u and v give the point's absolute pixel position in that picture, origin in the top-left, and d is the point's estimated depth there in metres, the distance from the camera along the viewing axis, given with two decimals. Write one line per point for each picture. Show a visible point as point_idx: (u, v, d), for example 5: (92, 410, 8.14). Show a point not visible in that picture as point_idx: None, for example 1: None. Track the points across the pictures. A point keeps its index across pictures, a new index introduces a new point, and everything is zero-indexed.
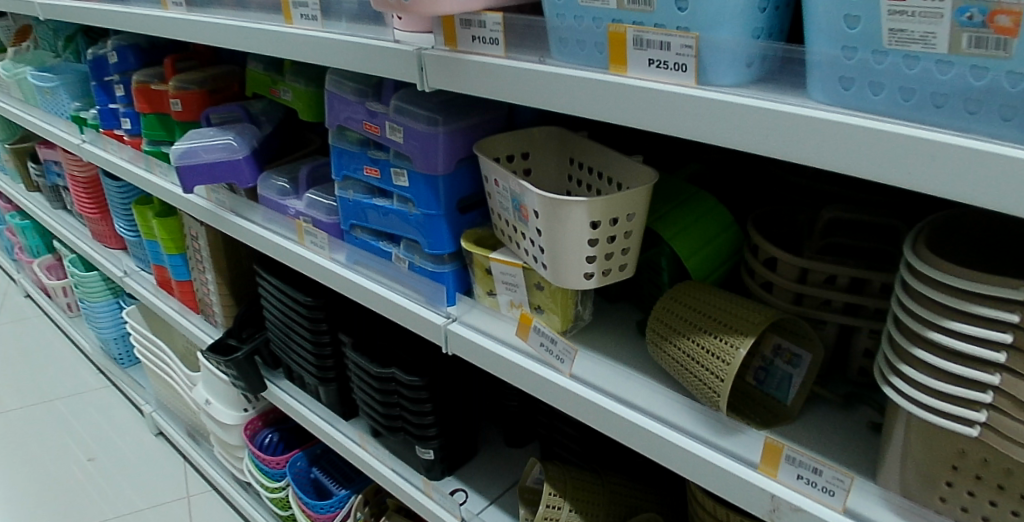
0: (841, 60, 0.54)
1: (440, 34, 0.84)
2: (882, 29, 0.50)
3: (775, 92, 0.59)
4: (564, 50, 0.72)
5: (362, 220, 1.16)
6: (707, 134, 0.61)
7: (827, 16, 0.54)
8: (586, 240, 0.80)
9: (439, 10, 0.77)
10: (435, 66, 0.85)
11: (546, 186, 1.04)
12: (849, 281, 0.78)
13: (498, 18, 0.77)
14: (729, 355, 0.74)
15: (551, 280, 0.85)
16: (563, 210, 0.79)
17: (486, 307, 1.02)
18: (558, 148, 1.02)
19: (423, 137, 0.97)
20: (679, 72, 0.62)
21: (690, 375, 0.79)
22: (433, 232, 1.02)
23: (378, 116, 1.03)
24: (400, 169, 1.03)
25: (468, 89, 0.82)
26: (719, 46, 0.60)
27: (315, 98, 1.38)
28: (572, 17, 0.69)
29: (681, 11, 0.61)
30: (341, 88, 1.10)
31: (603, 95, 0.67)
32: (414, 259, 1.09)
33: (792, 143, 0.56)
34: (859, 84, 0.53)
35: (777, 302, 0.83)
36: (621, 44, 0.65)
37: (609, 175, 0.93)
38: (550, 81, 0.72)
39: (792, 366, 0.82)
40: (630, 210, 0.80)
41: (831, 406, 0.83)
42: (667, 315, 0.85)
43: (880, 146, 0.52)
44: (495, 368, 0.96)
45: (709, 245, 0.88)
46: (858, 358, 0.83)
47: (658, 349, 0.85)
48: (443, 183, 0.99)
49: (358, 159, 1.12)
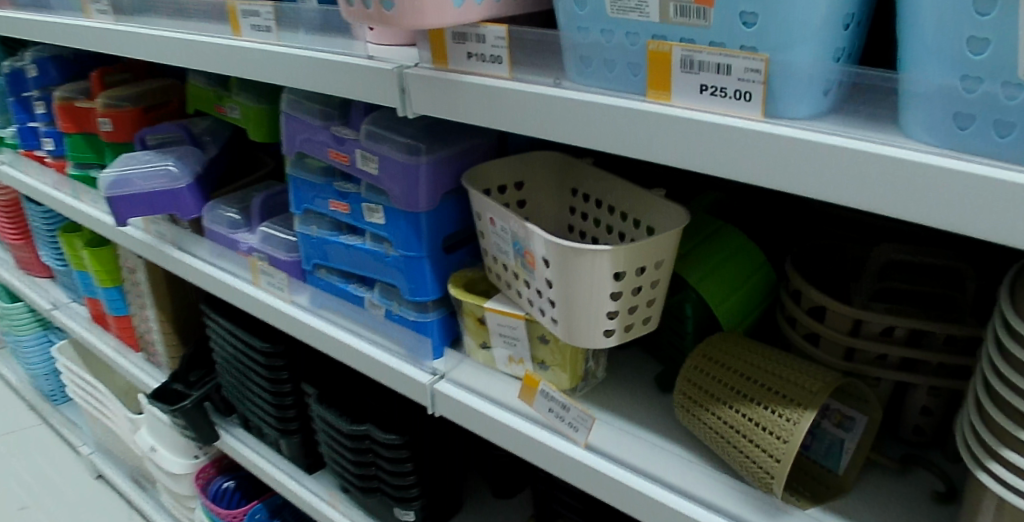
0: (957, 91, 0.43)
1: (426, 50, 0.71)
2: (1017, 56, 0.39)
3: (863, 128, 0.48)
4: (586, 71, 0.60)
5: (327, 259, 1.02)
6: (781, 178, 0.50)
7: (941, 36, 0.43)
8: (607, 293, 0.68)
9: (428, 24, 0.62)
10: (420, 88, 0.71)
11: (542, 219, 0.92)
12: (908, 333, 0.66)
13: (501, 31, 0.64)
14: (787, 432, 0.63)
15: (564, 340, 0.73)
16: (582, 260, 0.66)
17: (479, 363, 0.89)
18: (557, 177, 0.90)
19: (403, 168, 0.83)
20: (742, 101, 0.51)
21: (736, 453, 0.67)
22: (416, 277, 0.89)
23: (346, 143, 0.89)
24: (374, 204, 0.90)
25: (462, 118, 0.69)
26: (793, 70, 0.49)
27: (268, 116, 1.22)
28: (599, 31, 0.57)
29: (747, 27, 0.49)
30: (300, 109, 0.95)
31: (641, 128, 0.56)
32: (392, 306, 0.95)
33: (901, 192, 0.45)
34: (981, 122, 0.43)
35: (825, 357, 0.71)
36: (665, 65, 0.54)
37: (624, 209, 0.81)
38: (570, 109, 0.60)
39: (844, 429, 0.71)
40: (657, 258, 0.69)
41: (886, 473, 0.70)
42: (699, 378, 0.73)
43: (1021, 205, 0.41)
44: (494, 433, 0.83)
45: (742, 288, 0.77)
46: (915, 416, 0.70)
47: (691, 417, 0.73)
48: (427, 221, 0.86)
49: (322, 191, 0.98)
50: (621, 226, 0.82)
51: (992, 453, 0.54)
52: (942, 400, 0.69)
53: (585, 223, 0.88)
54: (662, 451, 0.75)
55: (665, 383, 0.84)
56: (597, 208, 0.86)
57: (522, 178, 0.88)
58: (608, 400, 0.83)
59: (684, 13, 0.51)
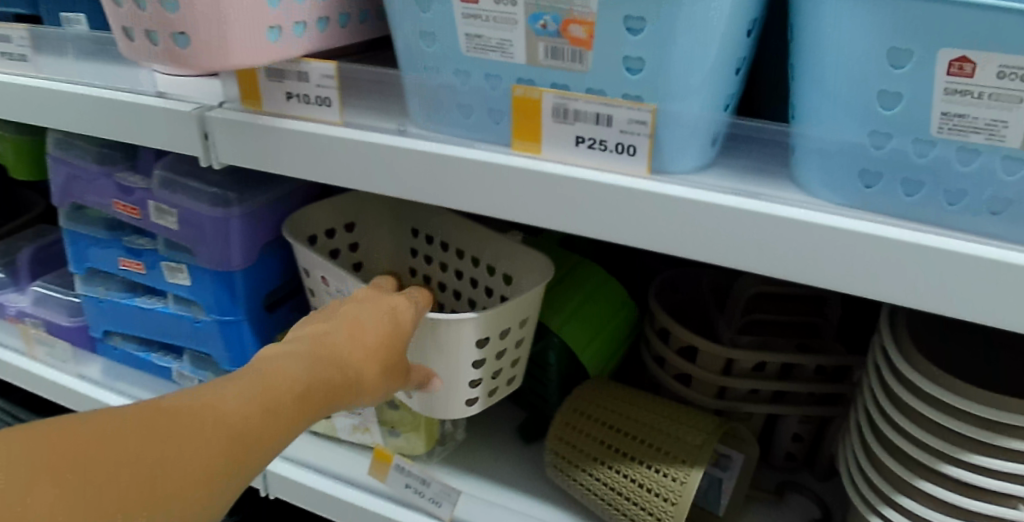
0: (862, 148, 0.40)
1: (234, 88, 0.59)
2: (931, 113, 0.37)
3: (756, 183, 0.45)
4: (436, 116, 0.52)
5: (121, 325, 0.85)
6: (671, 241, 0.45)
7: (844, 88, 0.40)
8: (469, 362, 0.60)
9: (234, 65, 0.50)
10: (228, 133, 0.58)
11: (377, 263, 0.82)
12: (780, 367, 0.65)
13: (329, 69, 0.53)
14: (675, 493, 0.60)
15: (422, 414, 0.64)
16: (442, 329, 0.58)
17: (321, 435, 0.79)
18: (391, 217, 0.81)
19: (209, 222, 0.70)
20: (626, 155, 0.45)
21: (620, 514, 0.64)
22: (235, 345, 0.76)
23: (135, 193, 0.74)
24: (176, 263, 0.75)
25: (284, 170, 0.57)
26: (679, 122, 0.44)
27: (28, 151, 1.01)
28: (451, 72, 0.49)
29: (631, 74, 0.43)
30: (71, 150, 0.78)
31: (509, 185, 0.48)
32: (207, 377, 0.82)
33: (800, 255, 0.41)
34: (888, 180, 0.40)
35: (699, 398, 0.67)
36: (533, 114, 0.47)
37: (474, 253, 0.74)
38: (421, 160, 0.51)
39: (720, 468, 0.67)
40: (523, 317, 0.62)
41: (763, 505, 0.69)
42: (570, 434, 0.68)
43: (929, 270, 0.39)
44: (347, 516, 0.73)
45: (608, 327, 0.71)
46: (786, 443, 0.70)
47: (565, 477, 0.68)
48: (243, 280, 0.73)
49: (108, 248, 0.81)
50: (473, 271, 0.75)
51: (885, 497, 0.53)
52: (812, 425, 0.69)
53: (428, 268, 0.80)
54: (538, 515, 0.69)
55: (529, 433, 0.78)
56: (440, 250, 0.78)
57: (352, 220, 0.78)
58: (471, 461, 0.76)
59: (557, 55, 0.44)
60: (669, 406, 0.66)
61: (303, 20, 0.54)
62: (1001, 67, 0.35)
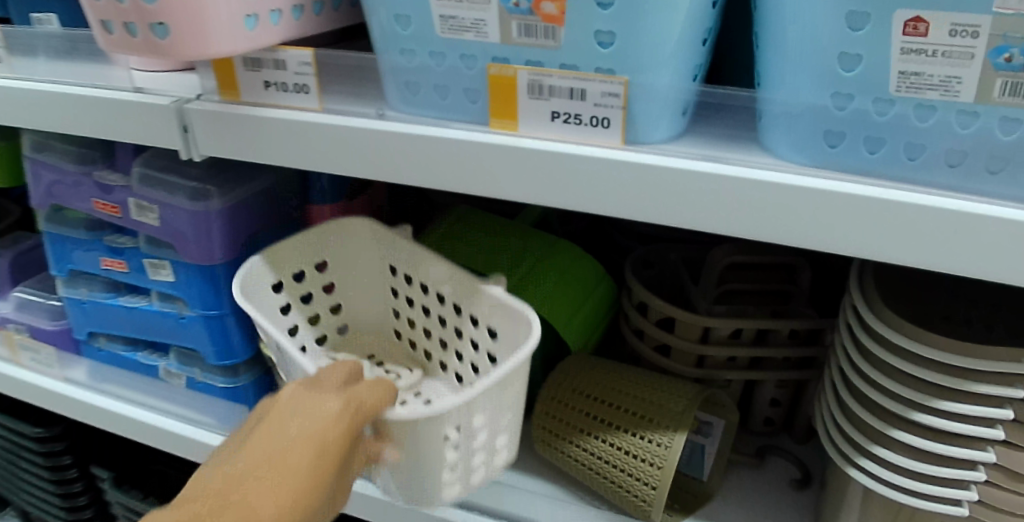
0: (827, 110, 0.42)
1: (212, 80, 0.59)
2: (890, 72, 0.39)
3: (725, 149, 0.47)
4: (413, 98, 0.53)
5: (105, 326, 0.85)
6: (649, 210, 0.47)
7: (805, 52, 0.41)
8: (443, 453, 0.52)
9: (214, 53, 0.51)
10: (208, 125, 0.59)
11: (360, 306, 0.75)
12: (755, 333, 0.67)
13: (306, 56, 0.54)
14: (661, 458, 0.62)
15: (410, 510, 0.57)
16: (408, 424, 0.50)
17: None
18: (374, 252, 0.72)
19: (190, 216, 0.70)
20: (600, 128, 0.47)
21: (608, 483, 0.65)
22: (222, 339, 0.77)
23: (116, 191, 0.74)
24: (159, 260, 0.75)
25: (266, 158, 0.58)
26: (650, 93, 0.46)
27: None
28: (427, 54, 0.50)
29: (601, 48, 0.45)
30: (47, 151, 0.78)
31: (489, 162, 0.50)
32: (194, 373, 0.82)
33: (770, 215, 0.44)
34: (851, 140, 0.42)
35: (679, 367, 0.70)
36: (509, 92, 0.48)
37: (457, 300, 0.65)
38: (401, 142, 0.52)
39: (702, 435, 0.70)
40: (501, 398, 0.53)
41: (745, 468, 0.72)
42: (556, 408, 0.70)
43: (894, 223, 0.41)
44: None
45: (585, 307, 0.75)
46: (764, 409, 0.73)
47: (553, 451, 0.70)
48: (227, 273, 0.74)
49: (89, 248, 0.81)
50: (456, 321, 0.66)
51: (861, 450, 0.56)
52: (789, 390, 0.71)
53: (400, 322, 0.74)
54: (527, 490, 0.71)
55: (515, 412, 0.80)
56: (419, 292, 0.69)
57: (323, 258, 0.70)
58: None
59: (530, 32, 0.46)
60: (649, 375, 0.68)
61: (279, 10, 0.55)
62: (952, 26, 0.37)
